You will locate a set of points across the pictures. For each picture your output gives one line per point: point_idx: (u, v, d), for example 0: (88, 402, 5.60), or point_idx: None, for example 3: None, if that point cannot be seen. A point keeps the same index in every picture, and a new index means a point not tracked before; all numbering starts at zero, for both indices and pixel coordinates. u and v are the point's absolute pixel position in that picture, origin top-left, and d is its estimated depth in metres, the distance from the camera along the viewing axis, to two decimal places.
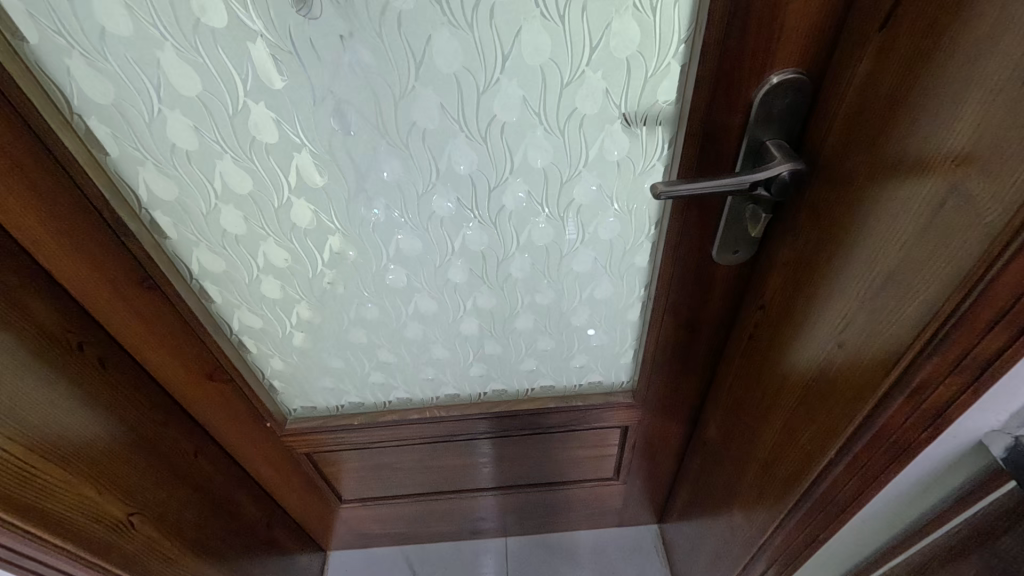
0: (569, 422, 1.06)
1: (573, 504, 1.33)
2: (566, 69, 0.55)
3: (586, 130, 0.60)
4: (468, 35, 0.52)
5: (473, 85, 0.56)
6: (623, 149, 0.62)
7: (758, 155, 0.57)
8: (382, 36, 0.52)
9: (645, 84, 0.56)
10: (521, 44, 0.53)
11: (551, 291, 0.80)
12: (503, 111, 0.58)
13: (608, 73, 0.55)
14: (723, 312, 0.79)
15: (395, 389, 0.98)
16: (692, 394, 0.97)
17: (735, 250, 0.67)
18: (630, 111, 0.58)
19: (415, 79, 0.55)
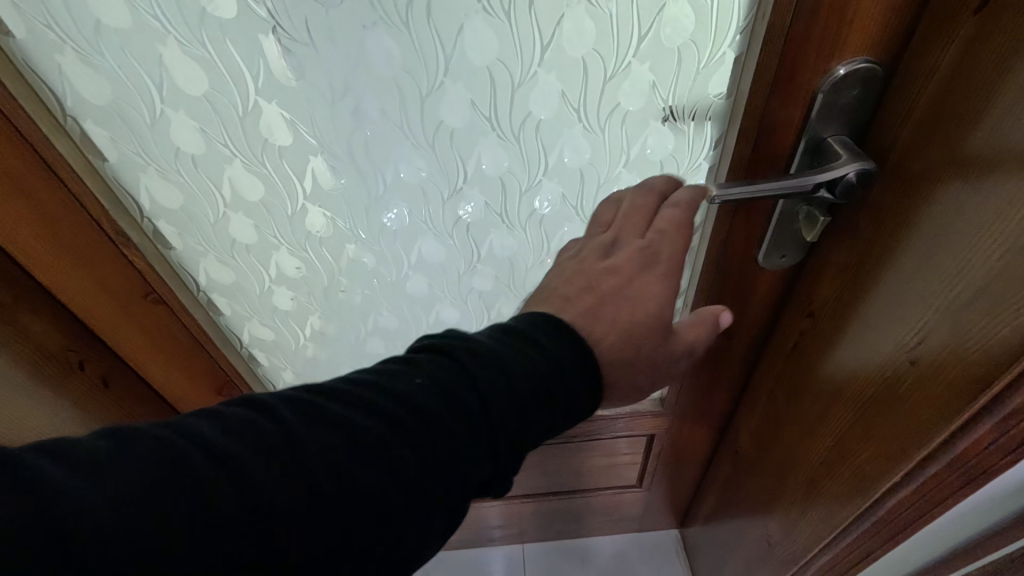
0: (592, 431, 1.05)
1: (593, 510, 1.29)
2: (611, 62, 0.50)
3: (628, 128, 0.55)
4: (505, 24, 0.47)
5: (508, 79, 0.50)
6: (667, 148, 0.57)
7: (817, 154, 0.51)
8: (408, 26, 0.47)
9: (696, 77, 0.51)
10: (562, 33, 0.48)
11: None
12: (539, 108, 0.53)
13: (657, 64, 0.50)
14: (764, 319, 0.74)
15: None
16: (724, 403, 0.93)
17: (783, 253, 0.62)
18: (678, 106, 0.53)
19: (444, 74, 0.50)
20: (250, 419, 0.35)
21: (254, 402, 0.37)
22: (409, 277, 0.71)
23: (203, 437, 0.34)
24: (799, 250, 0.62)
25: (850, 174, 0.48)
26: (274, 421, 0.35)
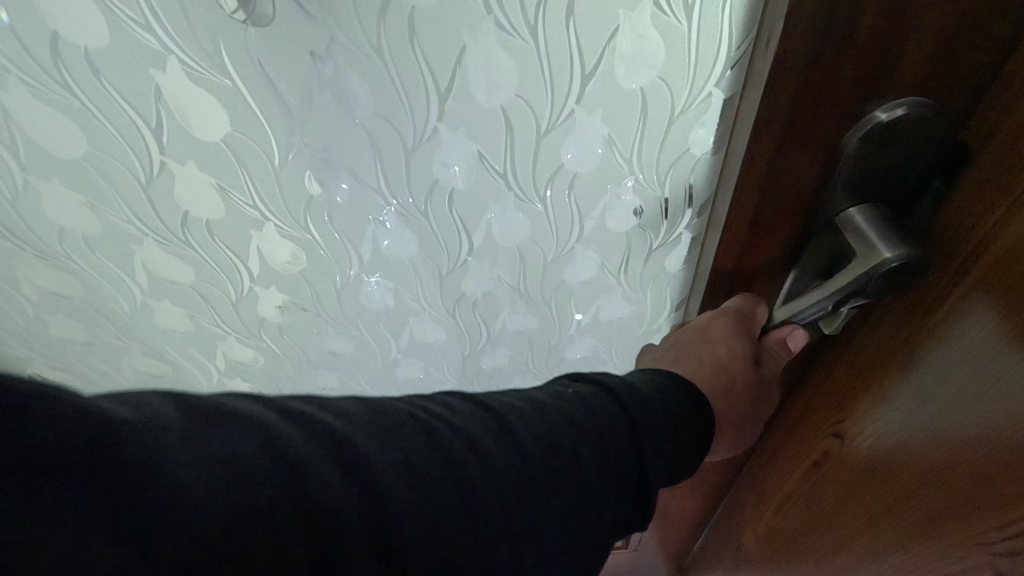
0: None
1: None
2: (545, 113, 0.34)
3: (577, 194, 0.39)
4: (380, 66, 0.31)
5: (397, 141, 0.34)
6: (631, 220, 0.41)
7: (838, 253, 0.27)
8: (230, 72, 0.30)
9: (668, 127, 0.35)
10: (467, 72, 0.31)
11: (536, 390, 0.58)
12: (448, 173, 0.37)
13: (611, 112, 0.34)
14: None
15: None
16: None
17: None
18: (644, 161, 0.37)
19: (297, 135, 0.33)
20: (490, 410, 0.24)
21: (453, 423, 0.23)
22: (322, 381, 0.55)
23: (429, 457, 0.21)
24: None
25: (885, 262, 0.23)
26: (506, 425, 0.24)
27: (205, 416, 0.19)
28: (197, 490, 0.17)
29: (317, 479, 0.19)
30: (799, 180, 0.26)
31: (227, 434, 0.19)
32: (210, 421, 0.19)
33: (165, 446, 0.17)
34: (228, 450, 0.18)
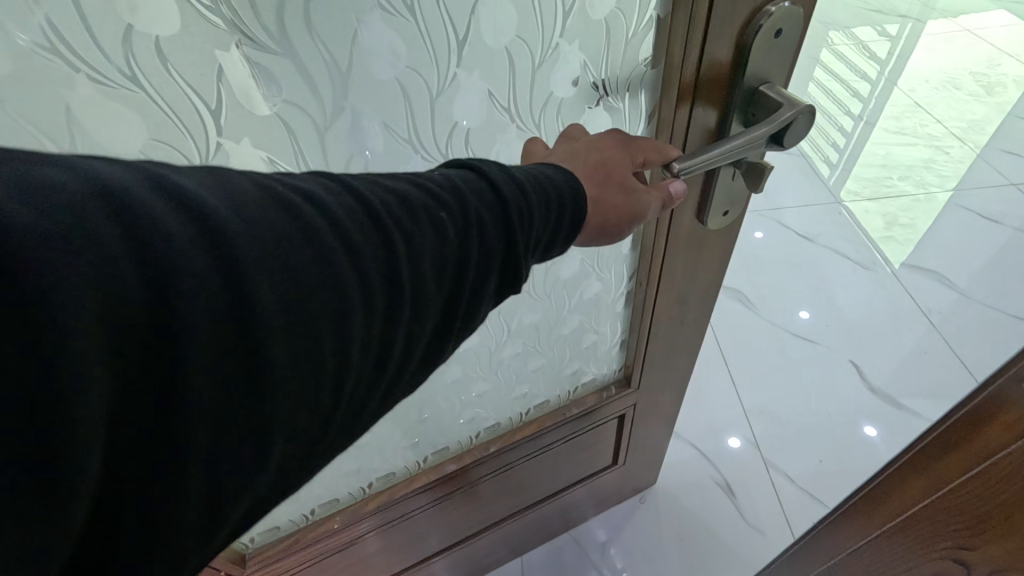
0: (570, 432, 0.98)
1: (586, 507, 1.20)
2: (538, 48, 0.42)
3: (563, 116, 0.49)
4: (411, 22, 0.37)
5: (426, 90, 0.41)
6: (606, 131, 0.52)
7: (753, 104, 0.47)
8: (291, 46, 0.34)
9: (625, 46, 0.46)
10: (479, 21, 0.39)
11: (537, 309, 0.77)
12: (465, 114, 0.44)
13: (585, 41, 0.44)
14: (712, 272, 0.75)
15: (373, 456, 0.84)
16: (686, 361, 0.94)
17: (725, 211, 0.63)
18: (610, 78, 0.48)
19: (345, 96, 0.38)
20: (404, 191, 0.35)
21: (352, 187, 0.33)
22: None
23: (308, 199, 0.30)
24: (739, 205, 0.64)
25: (795, 118, 0.45)
26: (356, 190, 0.33)
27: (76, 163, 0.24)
28: (91, 194, 0.23)
29: (277, 216, 0.28)
30: (723, 60, 0.44)
31: (93, 168, 0.24)
32: (77, 162, 0.24)
33: (47, 170, 0.23)
34: (104, 177, 0.24)
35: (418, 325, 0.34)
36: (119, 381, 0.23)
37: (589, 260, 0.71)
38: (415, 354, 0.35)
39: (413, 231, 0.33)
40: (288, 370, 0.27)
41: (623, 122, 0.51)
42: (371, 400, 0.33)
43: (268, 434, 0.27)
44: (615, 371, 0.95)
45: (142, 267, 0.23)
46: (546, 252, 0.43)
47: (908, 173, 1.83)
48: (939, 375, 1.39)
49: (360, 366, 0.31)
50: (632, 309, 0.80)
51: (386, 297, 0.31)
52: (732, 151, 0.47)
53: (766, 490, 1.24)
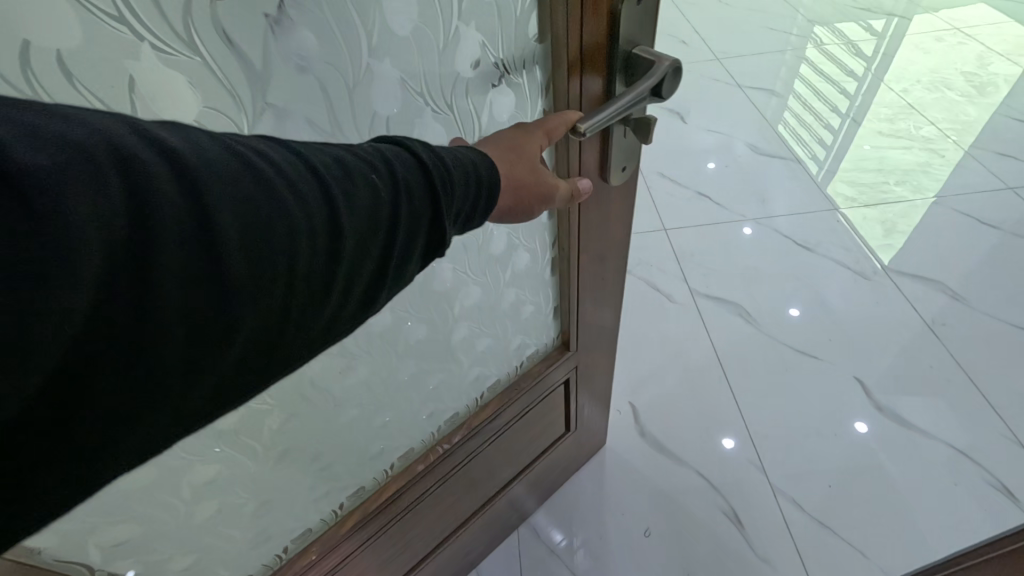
0: (522, 408, 1.01)
1: (546, 473, 1.28)
2: (440, 33, 0.46)
3: (471, 96, 0.53)
4: (323, 15, 0.39)
5: (341, 84, 0.43)
6: (511, 108, 0.56)
7: (629, 66, 0.55)
8: (204, 50, 0.36)
9: (516, 25, 0.50)
10: (384, 11, 0.42)
11: (479, 287, 0.80)
12: (382, 102, 0.47)
13: (480, 21, 0.48)
14: (622, 226, 0.83)
15: (340, 471, 0.84)
16: (611, 319, 1.03)
17: (623, 167, 0.70)
18: (507, 57, 0.52)
19: (264, 97, 0.40)
20: (349, 156, 0.38)
21: (307, 152, 0.36)
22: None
23: (267, 161, 0.33)
24: (632, 159, 0.72)
25: (669, 66, 0.52)
26: (311, 156, 0.36)
27: (59, 109, 0.27)
28: (74, 135, 0.26)
29: (241, 172, 0.31)
30: (598, 30, 0.50)
31: (75, 113, 0.28)
32: (60, 109, 0.27)
33: (37, 111, 0.27)
34: (86, 123, 0.27)
35: (359, 276, 0.37)
36: (98, 298, 0.26)
37: (516, 233, 0.76)
38: (354, 305, 0.39)
39: (358, 194, 0.36)
40: (241, 308, 0.31)
41: (524, 98, 0.56)
42: (314, 342, 0.37)
43: (223, 355, 0.31)
44: (553, 338, 1.01)
45: (114, 203, 0.26)
46: (465, 226, 0.47)
47: (905, 177, 2.49)
48: (934, 385, 1.69)
49: (304, 310, 0.35)
50: (559, 275, 0.86)
51: (328, 253, 0.35)
52: (625, 107, 0.54)
53: (766, 496, 1.45)
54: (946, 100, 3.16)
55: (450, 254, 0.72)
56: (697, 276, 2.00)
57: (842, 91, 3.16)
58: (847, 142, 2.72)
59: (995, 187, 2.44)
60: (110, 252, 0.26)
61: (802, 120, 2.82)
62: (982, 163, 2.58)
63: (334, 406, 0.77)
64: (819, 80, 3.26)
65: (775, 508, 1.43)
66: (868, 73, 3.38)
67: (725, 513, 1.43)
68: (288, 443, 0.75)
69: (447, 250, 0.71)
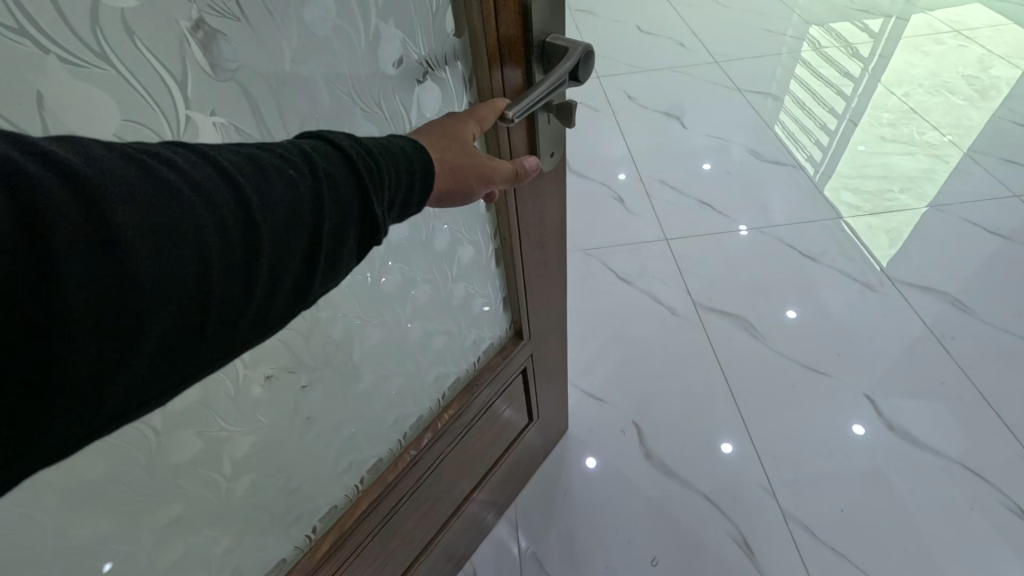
0: (478, 413, 1.18)
1: (505, 479, 1.47)
2: (360, 40, 0.60)
3: (397, 92, 0.67)
4: (242, 34, 0.52)
5: (265, 89, 0.56)
6: (438, 99, 0.71)
7: (544, 52, 0.68)
8: (124, 64, 0.47)
9: (435, 25, 0.64)
10: (298, 32, 0.55)
11: (426, 287, 0.94)
12: (309, 103, 0.60)
13: (399, 24, 0.62)
14: (554, 215, 0.99)
15: (324, 455, 0.98)
16: (557, 302, 1.21)
17: (552, 153, 0.84)
18: (430, 54, 0.66)
19: (188, 105, 0.52)
20: (257, 156, 0.45)
21: (214, 157, 0.43)
22: (234, 369, 0.75)
23: (173, 167, 0.40)
24: (557, 146, 0.84)
25: (581, 51, 0.65)
26: (218, 160, 0.43)
27: None
28: None
29: (150, 176, 0.38)
30: (511, 20, 0.63)
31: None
32: None
33: None
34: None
35: (281, 256, 0.44)
36: (29, 281, 0.32)
37: (457, 227, 0.88)
38: (280, 290, 0.45)
39: (268, 184, 0.44)
40: (165, 289, 0.37)
41: (451, 89, 0.71)
42: (244, 323, 0.44)
43: (150, 333, 0.37)
44: (507, 330, 1.19)
45: (32, 205, 0.32)
46: (405, 210, 0.57)
47: (905, 187, 2.73)
48: (933, 388, 1.96)
49: (230, 285, 0.41)
50: (503, 265, 1.00)
51: (246, 239, 0.42)
52: (549, 91, 0.66)
53: (776, 516, 1.69)
54: (954, 100, 3.35)
55: (398, 258, 0.84)
56: (702, 286, 2.30)
57: (846, 83, 3.45)
58: (842, 142, 3.03)
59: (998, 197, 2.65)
60: (35, 243, 0.32)
61: (796, 127, 3.11)
62: (987, 173, 2.79)
63: (295, 417, 0.89)
64: (814, 87, 3.44)
65: (787, 532, 1.66)
66: (864, 72, 3.57)
67: (735, 540, 1.65)
68: (251, 464, 0.86)
69: (400, 250, 0.84)
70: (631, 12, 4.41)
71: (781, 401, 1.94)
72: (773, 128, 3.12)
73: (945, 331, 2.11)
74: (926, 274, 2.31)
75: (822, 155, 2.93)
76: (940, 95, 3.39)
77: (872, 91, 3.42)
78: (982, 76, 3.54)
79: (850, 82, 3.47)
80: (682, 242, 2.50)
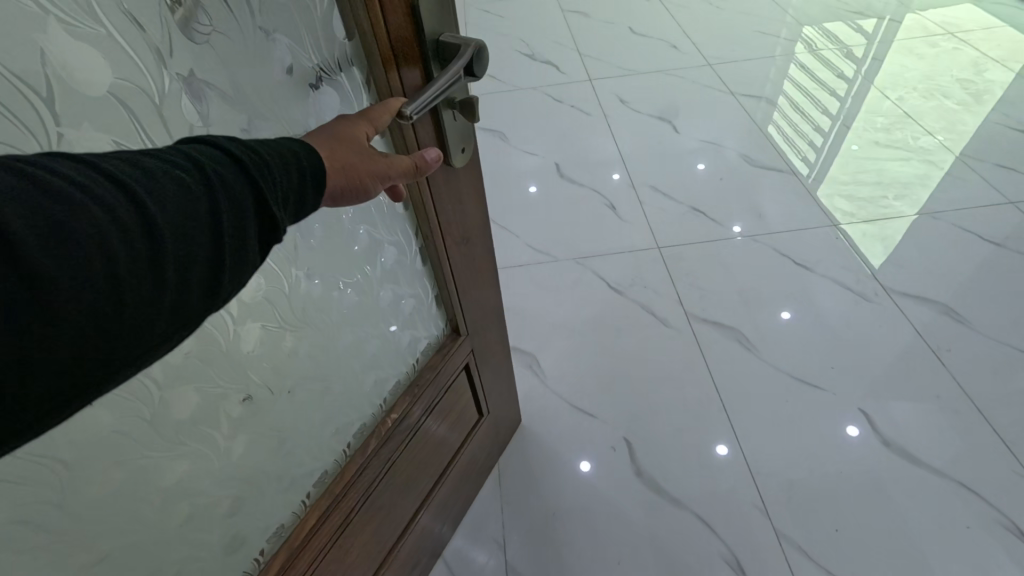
0: (424, 410, 1.21)
1: (460, 475, 1.53)
2: (246, 50, 0.62)
3: (292, 99, 0.69)
4: (113, 46, 0.52)
5: (146, 100, 0.56)
6: (335, 104, 0.74)
7: (439, 51, 0.73)
8: None
9: (325, 33, 0.68)
10: (176, 43, 0.57)
11: (353, 290, 0.98)
12: (197, 112, 0.61)
13: (285, 33, 0.65)
14: (473, 212, 1.07)
15: (266, 469, 0.97)
16: (489, 298, 1.29)
17: (462, 150, 0.91)
18: (323, 62, 0.69)
19: (60, 122, 0.51)
20: (142, 161, 0.42)
21: (93, 162, 0.40)
22: (148, 391, 0.72)
23: (49, 175, 0.37)
24: (468, 141, 0.92)
25: (472, 46, 0.71)
26: (100, 165, 0.40)
27: None
28: None
29: (21, 186, 0.35)
30: (401, 24, 0.67)
31: None
32: None
33: None
34: None
35: (186, 257, 0.42)
36: None
37: (375, 226, 0.94)
38: (192, 290, 0.43)
39: (160, 186, 0.41)
40: (60, 298, 0.34)
41: (348, 94, 0.74)
42: (158, 331, 0.41)
43: (52, 348, 0.34)
44: (444, 328, 1.25)
45: None
46: (301, 208, 0.54)
47: (901, 195, 2.68)
48: (925, 392, 1.94)
49: (137, 289, 0.38)
50: (430, 263, 1.08)
51: (148, 246, 0.39)
52: (446, 84, 0.70)
53: (770, 534, 1.65)
54: (948, 105, 3.31)
55: (317, 263, 0.89)
56: (695, 298, 2.25)
57: (838, 86, 3.43)
58: (836, 143, 3.01)
59: (995, 203, 2.60)
60: None
61: (792, 129, 3.07)
62: (982, 178, 2.74)
63: (224, 439, 0.87)
64: (809, 91, 3.39)
65: (777, 549, 1.62)
66: (858, 74, 3.54)
67: (726, 561, 1.61)
68: (186, 492, 0.84)
69: (324, 252, 0.89)
70: (625, 13, 4.37)
71: (777, 416, 1.90)
72: (766, 129, 3.08)
73: (942, 345, 2.05)
74: (921, 283, 2.27)
75: (816, 157, 2.89)
76: (934, 99, 3.35)
77: (865, 94, 3.38)
78: (977, 80, 3.50)
79: (844, 85, 3.44)
80: (676, 251, 2.45)
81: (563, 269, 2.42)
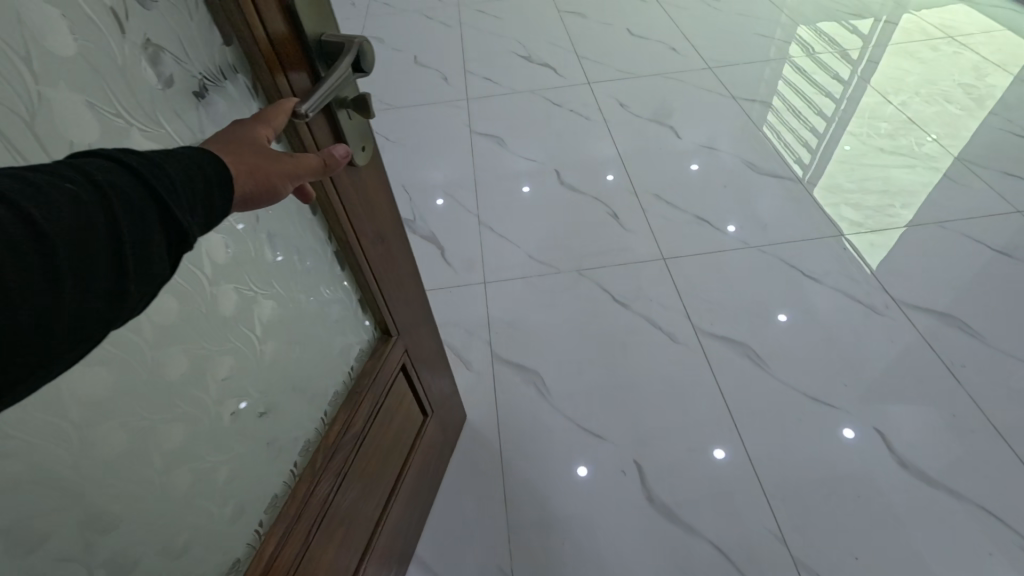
0: (371, 413, 1.10)
1: (411, 492, 1.41)
2: (116, 59, 0.58)
3: (177, 108, 0.65)
4: None
5: (10, 113, 0.50)
6: (224, 111, 0.70)
7: (323, 52, 0.70)
8: None
9: (198, 38, 0.64)
10: (37, 53, 0.52)
11: (269, 296, 0.89)
12: (72, 124, 0.56)
13: (157, 39, 0.61)
14: (386, 212, 1.01)
15: (213, 515, 0.85)
16: (414, 297, 1.22)
17: (363, 148, 0.85)
18: (205, 69, 0.66)
19: None
20: (15, 173, 0.35)
21: None
22: (64, 434, 0.62)
23: None
24: (367, 140, 0.86)
25: (356, 44, 0.69)
26: None
27: None
28: None
29: None
30: (277, 26, 0.63)
31: None
32: None
33: None
34: None
35: (81, 269, 0.35)
36: None
37: (275, 232, 0.86)
38: (93, 304, 0.36)
39: (38, 195, 0.34)
40: None
41: (234, 100, 0.70)
42: (42, 360, 0.34)
43: None
44: (373, 333, 1.15)
45: None
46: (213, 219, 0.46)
47: (907, 201, 2.57)
48: (940, 401, 1.82)
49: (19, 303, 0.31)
50: (349, 266, 0.99)
51: (32, 256, 0.32)
52: (337, 82, 0.67)
53: (788, 563, 1.54)
54: (952, 110, 3.22)
55: (229, 276, 0.80)
56: (700, 308, 2.13)
57: (834, 86, 3.37)
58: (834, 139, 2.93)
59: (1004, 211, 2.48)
60: None
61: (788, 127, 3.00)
62: (989, 181, 2.64)
63: (161, 479, 0.76)
64: (805, 90, 3.32)
65: None
66: (853, 76, 3.49)
67: None
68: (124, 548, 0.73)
69: (231, 259, 0.80)
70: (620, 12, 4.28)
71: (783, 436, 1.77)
72: (761, 128, 3.01)
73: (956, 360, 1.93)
74: (931, 291, 2.16)
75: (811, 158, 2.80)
76: (935, 104, 3.25)
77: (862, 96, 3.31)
78: (978, 85, 3.42)
79: (841, 87, 3.37)
80: (680, 260, 2.32)
81: (561, 278, 2.30)
